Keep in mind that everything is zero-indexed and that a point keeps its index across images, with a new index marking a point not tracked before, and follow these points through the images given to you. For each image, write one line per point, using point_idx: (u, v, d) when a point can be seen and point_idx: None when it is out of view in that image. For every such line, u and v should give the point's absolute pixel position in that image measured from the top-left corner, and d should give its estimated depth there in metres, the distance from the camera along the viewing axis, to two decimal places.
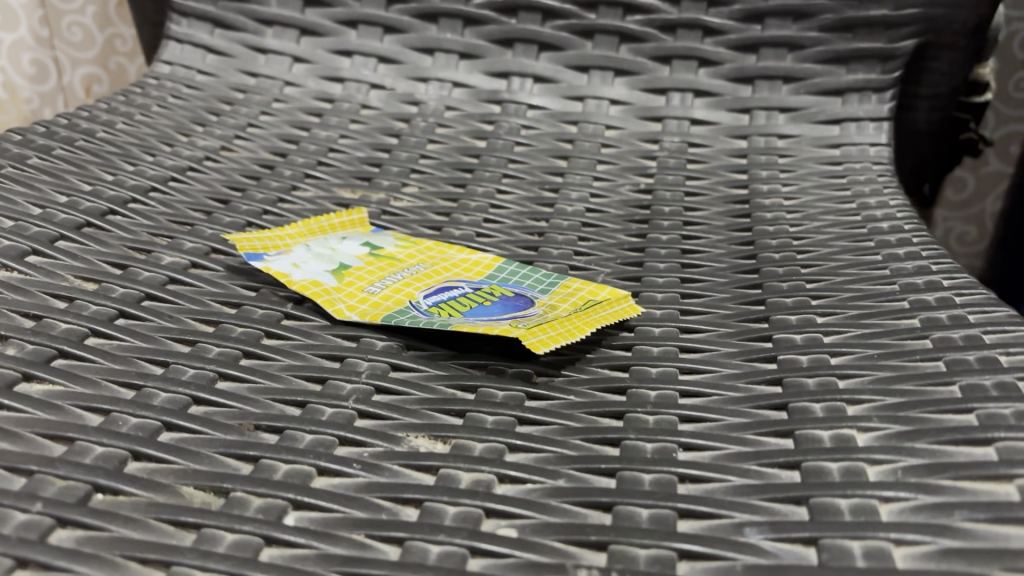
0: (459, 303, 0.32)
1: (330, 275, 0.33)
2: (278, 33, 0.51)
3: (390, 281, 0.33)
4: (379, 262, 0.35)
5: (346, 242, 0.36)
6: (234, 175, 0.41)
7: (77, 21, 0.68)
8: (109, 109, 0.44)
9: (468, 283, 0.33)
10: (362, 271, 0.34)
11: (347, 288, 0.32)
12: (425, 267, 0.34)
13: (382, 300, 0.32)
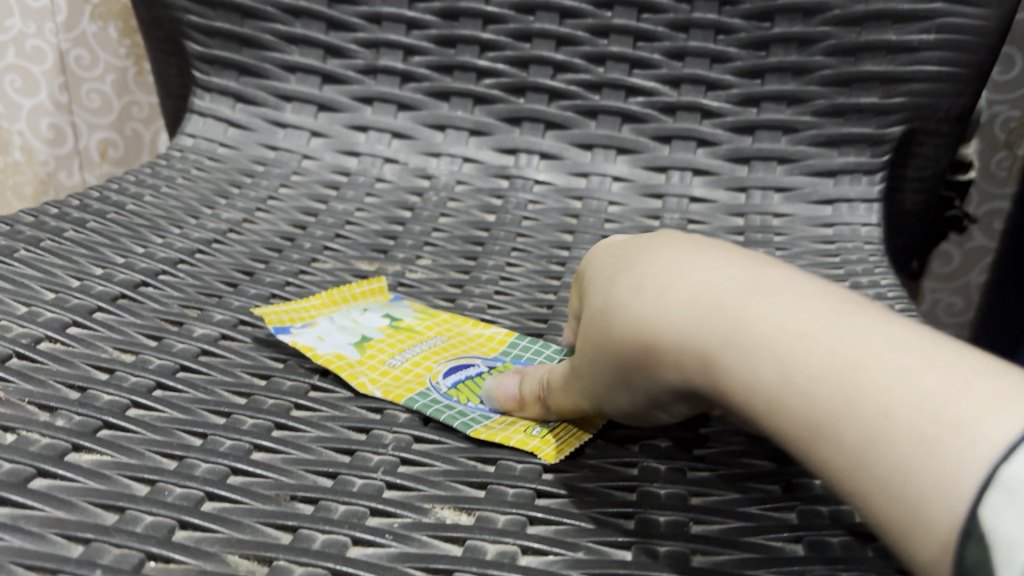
0: (473, 382, 0.34)
1: (353, 347, 0.35)
2: (296, 109, 0.53)
3: (409, 354, 0.36)
4: (397, 336, 0.37)
5: (365, 312, 0.39)
6: (257, 248, 0.43)
7: (97, 88, 0.71)
8: (136, 182, 0.46)
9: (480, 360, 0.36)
10: (382, 344, 0.36)
11: (370, 360, 0.34)
12: (440, 338, 0.37)
13: (401, 374, 0.34)
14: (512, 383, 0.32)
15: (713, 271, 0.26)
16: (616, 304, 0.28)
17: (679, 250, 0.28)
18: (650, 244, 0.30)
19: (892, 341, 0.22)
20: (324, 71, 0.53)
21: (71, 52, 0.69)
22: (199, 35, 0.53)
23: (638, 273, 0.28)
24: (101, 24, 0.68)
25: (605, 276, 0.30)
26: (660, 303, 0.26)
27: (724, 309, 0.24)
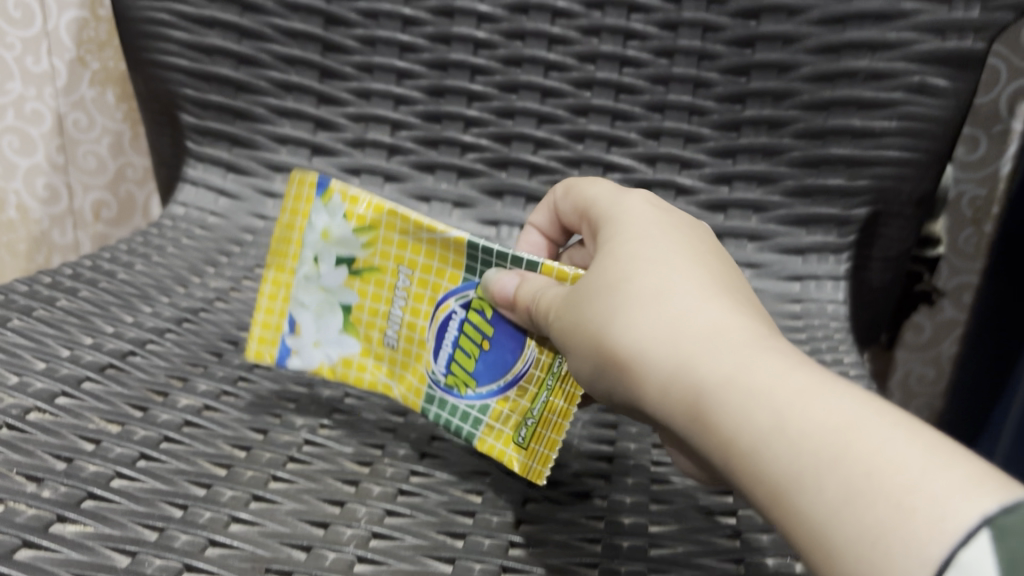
0: (463, 348, 0.34)
1: (346, 333, 0.37)
2: (286, 179, 0.55)
3: (396, 317, 0.36)
4: (367, 283, 0.36)
5: (326, 262, 0.37)
6: (243, 316, 0.44)
7: (93, 150, 0.73)
8: (127, 250, 0.48)
9: (457, 301, 0.35)
10: (367, 310, 0.37)
11: (374, 347, 0.36)
12: (411, 271, 0.36)
13: (410, 352, 0.36)
14: (511, 280, 0.32)
15: (719, 311, 0.26)
16: (616, 329, 0.27)
17: (692, 274, 0.28)
18: (664, 251, 0.30)
19: (889, 414, 0.20)
20: (314, 143, 0.55)
21: (69, 116, 0.71)
22: (194, 108, 0.55)
23: (645, 291, 0.28)
24: (100, 89, 0.71)
25: (610, 272, 0.29)
26: (664, 337, 0.26)
27: (721, 354, 0.24)
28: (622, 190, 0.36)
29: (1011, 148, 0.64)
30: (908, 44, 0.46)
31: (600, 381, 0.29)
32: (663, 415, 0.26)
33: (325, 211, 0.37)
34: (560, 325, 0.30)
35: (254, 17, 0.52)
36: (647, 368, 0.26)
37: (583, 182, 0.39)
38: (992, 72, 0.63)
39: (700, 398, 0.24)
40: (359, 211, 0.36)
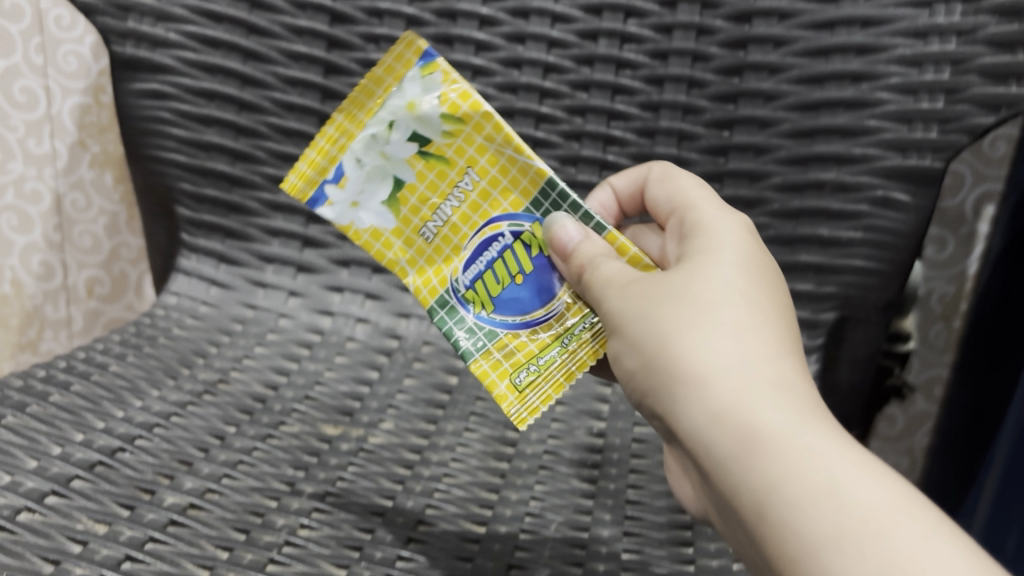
0: (496, 266, 0.38)
1: (386, 209, 0.40)
2: (277, 269, 0.57)
3: (442, 213, 0.39)
4: (435, 163, 0.39)
5: (400, 131, 0.38)
6: (230, 409, 0.46)
7: (88, 229, 0.76)
8: (120, 341, 0.50)
9: (505, 226, 0.38)
10: (417, 193, 0.39)
11: (407, 228, 0.40)
12: (473, 176, 0.38)
13: (440, 246, 0.39)
14: (571, 229, 0.36)
15: (791, 379, 0.29)
16: (688, 347, 0.30)
17: (776, 335, 0.30)
18: (735, 282, 0.32)
19: (920, 513, 0.24)
20: (305, 235, 0.57)
21: (67, 195, 0.74)
22: (189, 201, 0.57)
23: (731, 329, 0.30)
24: (99, 171, 0.74)
25: (702, 290, 0.31)
26: (740, 377, 0.28)
27: (792, 421, 0.27)
28: (727, 209, 0.37)
29: (977, 249, 0.66)
30: (873, 159, 0.49)
31: (642, 377, 0.32)
32: (695, 433, 0.29)
33: (420, 81, 0.38)
34: (635, 318, 0.32)
35: (251, 115, 0.55)
36: (704, 392, 0.29)
37: (689, 178, 0.40)
38: (956, 177, 0.66)
39: (755, 438, 0.27)
40: (458, 103, 0.38)
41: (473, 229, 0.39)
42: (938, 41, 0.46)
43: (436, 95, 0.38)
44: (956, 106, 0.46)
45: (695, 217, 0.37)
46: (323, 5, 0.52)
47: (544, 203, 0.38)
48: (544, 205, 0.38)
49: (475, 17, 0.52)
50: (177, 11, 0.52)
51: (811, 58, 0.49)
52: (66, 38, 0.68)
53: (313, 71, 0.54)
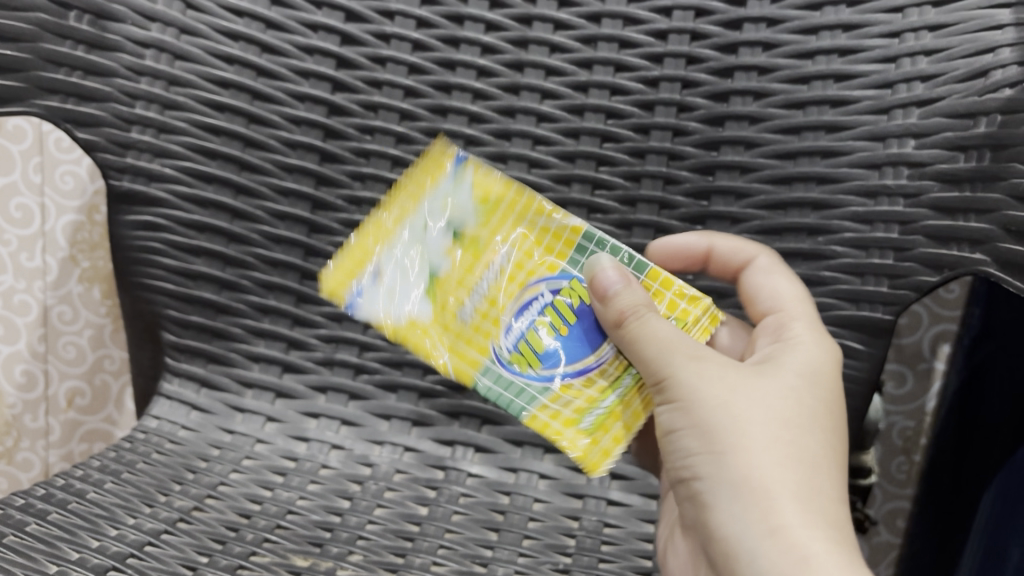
0: (541, 325, 0.47)
1: (423, 303, 0.49)
2: (256, 394, 0.59)
3: (479, 294, 0.48)
4: (463, 248, 0.48)
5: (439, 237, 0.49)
6: (204, 538, 0.47)
7: (73, 340, 0.77)
8: (100, 467, 0.52)
9: (548, 288, 0.47)
10: (452, 282, 0.49)
11: (442, 315, 0.49)
12: (504, 252, 0.48)
13: (480, 321, 0.49)
14: (610, 276, 0.42)
15: (832, 511, 0.35)
16: (757, 460, 0.35)
17: (827, 467, 0.36)
18: (805, 408, 0.37)
19: None
20: (285, 361, 0.59)
21: (55, 309, 0.75)
22: (175, 326, 0.59)
23: (796, 455, 0.36)
24: (87, 285, 0.76)
25: (779, 413, 0.37)
26: (798, 503, 0.34)
27: (839, 551, 0.33)
28: (822, 331, 0.42)
29: (934, 385, 0.69)
30: (828, 308, 0.52)
31: (702, 465, 0.37)
32: (748, 533, 0.34)
33: (456, 178, 0.48)
34: (707, 410, 0.37)
35: (240, 247, 0.57)
36: (769, 502, 0.34)
37: (793, 285, 0.45)
38: (913, 318, 0.70)
39: (805, 560, 0.33)
40: (493, 190, 0.48)
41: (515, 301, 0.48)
42: (888, 202, 0.50)
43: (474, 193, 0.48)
44: (905, 263, 0.49)
45: (793, 329, 0.42)
46: (313, 145, 0.55)
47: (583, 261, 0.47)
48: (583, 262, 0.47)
49: (469, 91, 0.55)
50: (173, 148, 0.55)
51: (769, 210, 0.53)
52: (64, 159, 0.71)
53: (302, 207, 0.57)
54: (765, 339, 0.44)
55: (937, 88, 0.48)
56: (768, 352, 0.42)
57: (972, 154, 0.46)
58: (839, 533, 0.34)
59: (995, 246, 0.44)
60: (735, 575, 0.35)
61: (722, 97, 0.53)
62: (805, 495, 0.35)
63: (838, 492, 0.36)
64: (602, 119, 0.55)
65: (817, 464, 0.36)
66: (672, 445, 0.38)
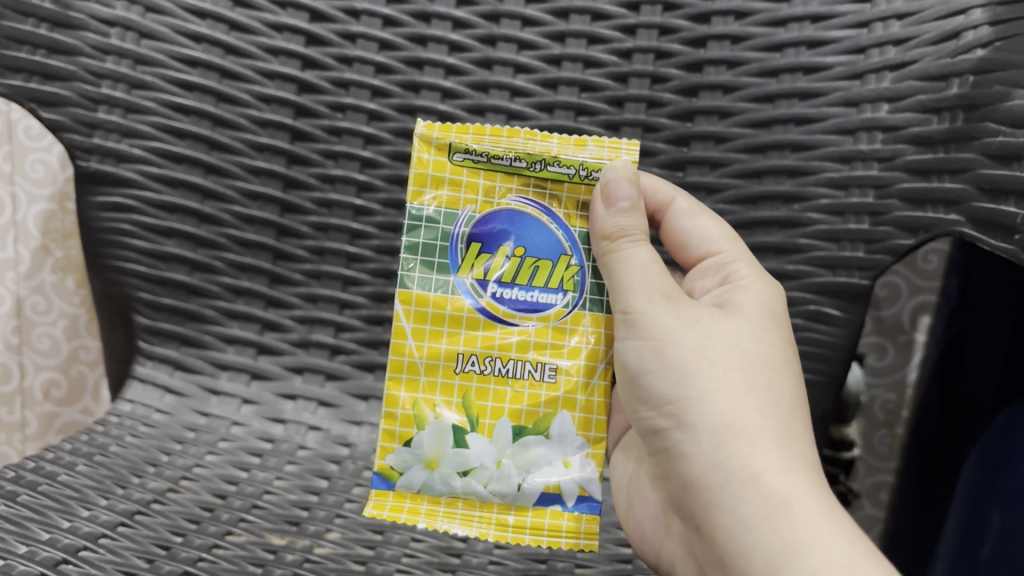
0: (535, 274, 0.47)
1: (546, 433, 0.47)
2: (231, 376, 0.58)
3: (521, 375, 0.47)
4: (475, 418, 0.47)
5: (478, 443, 0.46)
6: (178, 518, 0.47)
7: (48, 331, 0.76)
8: (72, 450, 0.52)
9: (483, 292, 0.47)
10: (517, 411, 0.47)
11: (543, 405, 0.47)
12: (489, 353, 0.47)
13: (544, 350, 0.47)
14: (625, 186, 0.44)
15: (805, 452, 0.37)
16: (727, 398, 0.37)
17: (799, 415, 0.38)
18: (772, 350, 0.40)
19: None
20: (260, 343, 0.58)
21: (28, 299, 0.74)
22: (147, 309, 0.58)
23: (768, 397, 0.38)
24: (60, 275, 0.75)
25: (748, 355, 0.39)
26: (769, 440, 0.36)
27: (817, 493, 0.35)
28: (763, 272, 0.44)
29: (915, 357, 0.68)
30: (805, 275, 0.52)
31: (683, 411, 0.38)
32: (728, 480, 0.36)
33: (431, 445, 0.46)
34: (683, 353, 0.39)
35: (211, 228, 0.56)
36: (750, 449, 0.36)
37: (721, 226, 0.46)
38: (892, 289, 0.69)
39: (786, 504, 0.34)
40: (389, 432, 0.47)
41: (510, 321, 0.47)
42: (862, 166, 0.49)
43: (406, 441, 0.47)
44: (881, 228, 0.48)
45: (740, 271, 0.44)
46: (283, 123, 0.55)
47: (434, 274, 0.47)
48: (435, 278, 0.47)
49: (441, 66, 0.54)
50: (141, 128, 0.55)
51: (745, 179, 0.53)
52: (35, 147, 0.71)
53: (274, 185, 0.56)
54: (709, 282, 0.45)
55: (909, 51, 0.48)
56: (717, 296, 0.43)
57: (946, 115, 0.46)
58: (805, 465, 0.36)
59: (969, 205, 0.43)
60: (707, 513, 0.37)
61: (696, 67, 0.53)
62: (774, 433, 0.37)
63: (808, 440, 0.38)
64: (576, 92, 0.54)
65: (784, 404, 0.38)
66: (642, 394, 0.41)
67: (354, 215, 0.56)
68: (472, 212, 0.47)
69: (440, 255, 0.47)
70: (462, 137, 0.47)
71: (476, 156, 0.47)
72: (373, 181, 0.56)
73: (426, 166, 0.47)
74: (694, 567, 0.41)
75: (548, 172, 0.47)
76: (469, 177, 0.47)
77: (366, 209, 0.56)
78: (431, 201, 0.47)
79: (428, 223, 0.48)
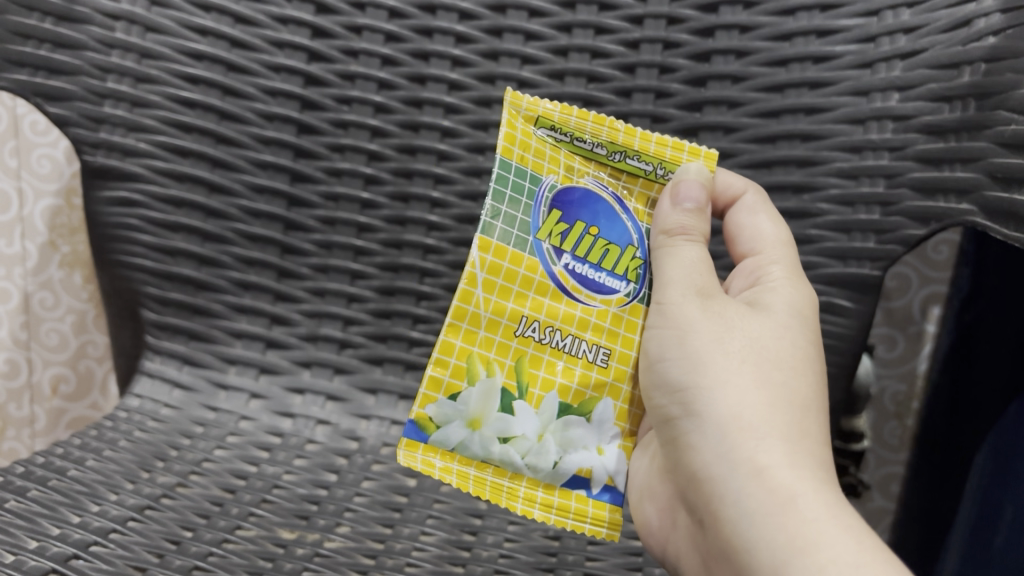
0: (604, 256, 0.46)
1: (588, 416, 0.46)
2: (239, 370, 0.58)
3: (580, 351, 0.45)
4: (528, 388, 0.45)
5: (523, 412, 0.44)
6: (188, 513, 0.47)
7: (55, 327, 0.77)
8: (81, 445, 0.52)
9: (558, 261, 0.45)
10: (568, 388, 0.45)
11: (592, 386, 0.46)
12: (546, 325, 0.45)
13: (602, 333, 0.46)
14: (694, 188, 0.44)
15: (817, 450, 0.36)
16: (741, 391, 0.37)
17: (813, 412, 0.38)
18: (790, 347, 0.40)
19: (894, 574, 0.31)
20: (268, 337, 0.58)
21: (35, 295, 0.75)
22: (155, 304, 0.58)
23: (783, 392, 0.38)
24: (68, 271, 0.76)
25: (767, 350, 0.39)
26: (779, 434, 0.36)
27: (824, 491, 0.34)
28: (799, 275, 0.44)
29: (925, 349, 0.68)
30: (816, 266, 0.51)
31: (693, 400, 0.38)
32: (733, 473, 0.36)
33: (478, 406, 0.44)
34: (701, 344, 0.39)
35: (218, 222, 0.56)
36: (757, 442, 0.36)
37: (776, 228, 0.46)
38: (902, 281, 0.69)
39: (790, 500, 0.34)
40: (435, 379, 0.44)
41: (577, 296, 0.46)
42: (873, 156, 0.49)
43: (451, 394, 0.44)
44: (892, 218, 0.48)
45: (773, 273, 0.43)
46: (290, 116, 0.54)
47: (515, 231, 0.45)
48: (515, 235, 0.45)
49: (448, 58, 0.54)
50: (147, 122, 0.54)
51: (755, 170, 0.52)
52: (41, 142, 0.71)
53: (280, 179, 0.56)
54: (744, 281, 0.45)
55: (920, 39, 0.47)
56: (749, 296, 0.43)
57: (958, 104, 0.45)
58: (813, 462, 0.36)
59: (982, 195, 0.43)
60: (712, 506, 0.37)
61: (704, 57, 0.52)
62: (785, 428, 0.36)
63: (821, 438, 0.38)
64: (583, 83, 0.53)
65: (800, 400, 0.38)
66: (659, 385, 0.41)
67: (361, 208, 0.56)
68: (556, 181, 0.46)
69: (523, 212, 0.45)
70: (550, 111, 0.47)
71: (560, 134, 0.47)
72: (379, 174, 0.55)
73: (515, 128, 0.46)
74: (700, 562, 0.41)
75: (626, 163, 0.47)
76: (550, 153, 0.46)
77: (373, 202, 0.56)
78: (519, 159, 0.45)
79: (514, 178, 0.45)
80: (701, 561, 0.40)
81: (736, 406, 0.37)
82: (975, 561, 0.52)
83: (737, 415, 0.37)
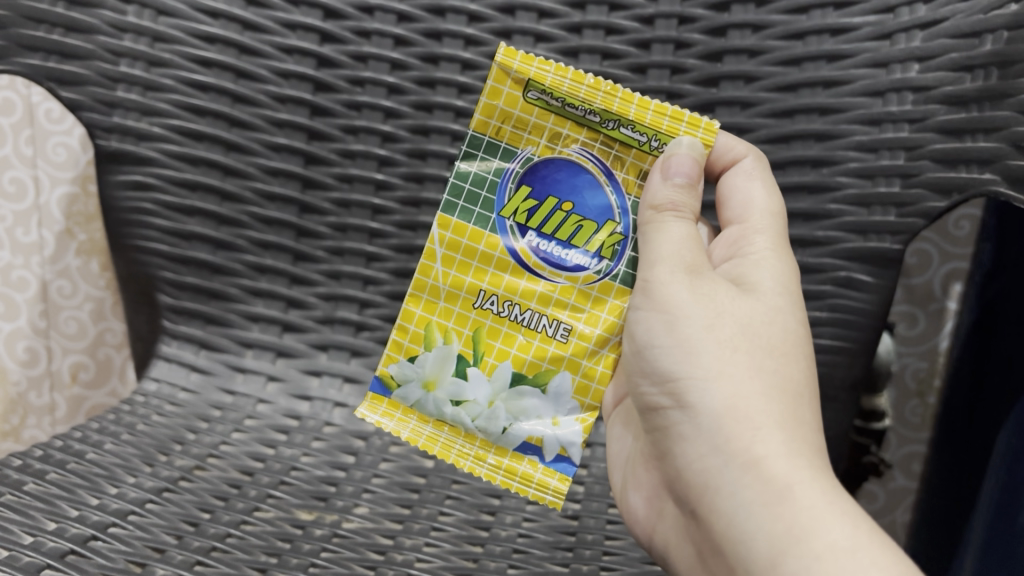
0: (576, 233, 0.47)
1: (541, 389, 0.48)
2: (256, 354, 0.58)
3: (537, 329, 0.48)
4: (481, 359, 0.48)
5: (476, 377, 0.48)
6: (206, 495, 0.47)
7: (74, 315, 0.78)
8: (99, 429, 0.52)
9: (521, 238, 0.48)
10: (527, 360, 0.48)
11: (548, 361, 0.48)
12: (506, 300, 0.48)
13: (563, 308, 0.48)
14: (685, 162, 0.44)
15: (812, 438, 0.36)
16: (734, 381, 0.37)
17: (806, 399, 0.38)
18: (782, 330, 0.39)
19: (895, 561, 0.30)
20: (284, 320, 0.58)
21: (54, 283, 0.76)
22: (171, 288, 0.58)
23: (777, 380, 0.37)
24: (85, 258, 0.76)
25: (758, 336, 0.38)
26: (772, 423, 0.35)
27: (820, 479, 0.34)
28: (783, 246, 0.43)
29: (947, 325, 0.68)
30: (835, 241, 0.51)
31: (686, 391, 0.38)
32: (729, 465, 0.35)
33: (435, 369, 0.49)
34: (694, 330, 0.38)
35: (233, 205, 0.56)
36: (752, 434, 0.35)
37: (767, 196, 0.45)
38: (923, 256, 0.68)
39: (787, 490, 0.33)
40: (397, 344, 0.49)
41: (539, 272, 0.48)
42: (893, 128, 0.48)
43: (411, 357, 0.49)
44: (912, 190, 0.47)
45: (756, 245, 0.43)
46: (302, 98, 0.54)
47: (477, 208, 0.48)
48: (477, 213, 0.48)
49: (461, 37, 0.53)
50: (160, 106, 0.54)
51: (772, 145, 0.52)
52: (56, 130, 0.70)
53: (294, 162, 0.55)
54: (725, 249, 0.45)
55: (941, 8, 0.46)
56: (732, 269, 0.42)
57: (980, 73, 0.44)
58: (808, 448, 0.35)
59: (1005, 164, 0.43)
60: (705, 498, 0.36)
61: (720, 32, 0.52)
62: (779, 415, 0.36)
63: (815, 425, 0.37)
64: (598, 60, 0.53)
65: (792, 383, 0.38)
66: (651, 373, 0.40)
67: (375, 189, 0.56)
68: (531, 154, 0.47)
69: (488, 190, 0.48)
70: (542, 73, 0.46)
71: (551, 99, 0.46)
72: (394, 155, 0.55)
73: (499, 97, 0.47)
74: (689, 552, 0.40)
75: (619, 133, 0.46)
76: (537, 118, 0.47)
77: (387, 183, 0.55)
78: (491, 133, 0.47)
79: (483, 155, 0.48)
80: (689, 549, 0.40)
81: (729, 397, 0.36)
82: (999, 527, 0.51)
83: (730, 405, 0.36)
